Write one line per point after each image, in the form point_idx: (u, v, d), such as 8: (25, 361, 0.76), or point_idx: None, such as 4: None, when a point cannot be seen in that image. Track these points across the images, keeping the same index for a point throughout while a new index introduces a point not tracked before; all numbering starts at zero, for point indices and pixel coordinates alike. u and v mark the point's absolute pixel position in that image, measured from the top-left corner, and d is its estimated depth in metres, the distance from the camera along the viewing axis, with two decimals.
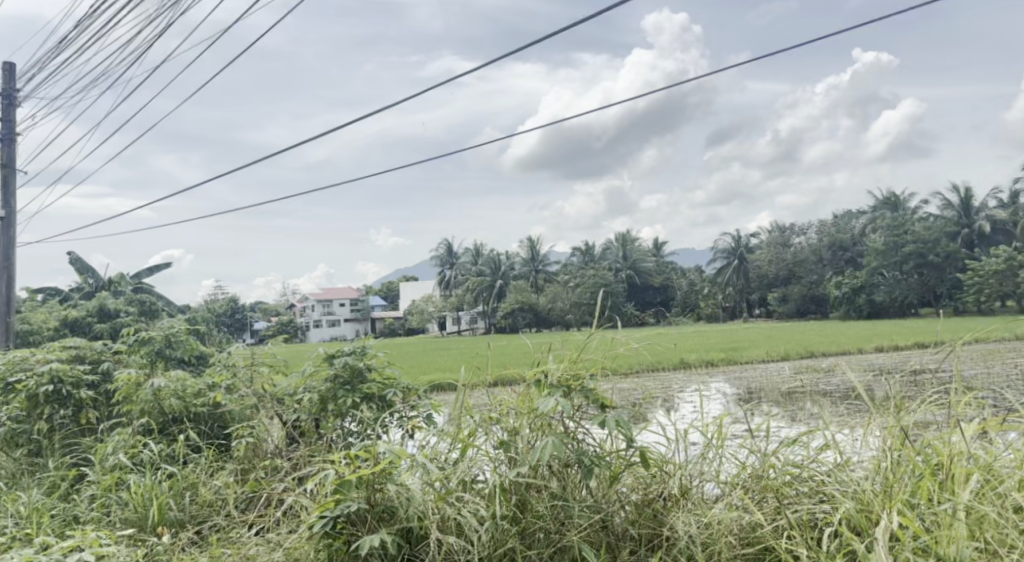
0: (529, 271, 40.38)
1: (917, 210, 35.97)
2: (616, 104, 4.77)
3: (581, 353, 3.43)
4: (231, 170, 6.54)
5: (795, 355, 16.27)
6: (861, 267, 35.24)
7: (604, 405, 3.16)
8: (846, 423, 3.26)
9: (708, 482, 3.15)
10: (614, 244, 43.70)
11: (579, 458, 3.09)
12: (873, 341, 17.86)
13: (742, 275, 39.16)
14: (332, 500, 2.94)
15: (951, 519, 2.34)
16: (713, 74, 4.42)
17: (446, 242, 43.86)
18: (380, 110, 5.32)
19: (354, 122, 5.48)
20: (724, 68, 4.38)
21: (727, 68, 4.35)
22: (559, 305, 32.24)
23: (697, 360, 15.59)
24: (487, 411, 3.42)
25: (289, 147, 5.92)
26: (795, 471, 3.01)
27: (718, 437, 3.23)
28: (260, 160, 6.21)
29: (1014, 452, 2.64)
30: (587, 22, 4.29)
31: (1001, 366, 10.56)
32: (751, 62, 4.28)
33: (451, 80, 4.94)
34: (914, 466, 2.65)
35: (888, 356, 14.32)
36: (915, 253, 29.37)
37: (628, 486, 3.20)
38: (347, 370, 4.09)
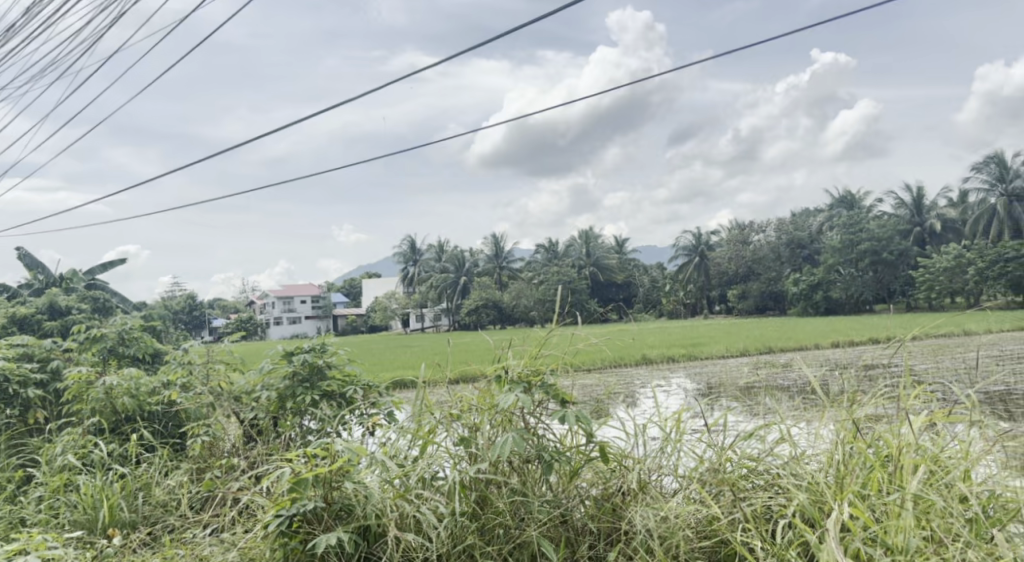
0: (492, 268, 40.19)
1: (871, 209, 36.89)
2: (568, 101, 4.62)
3: (541, 348, 3.44)
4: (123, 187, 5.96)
5: (753, 350, 16.56)
6: (818, 264, 35.87)
7: (563, 400, 3.18)
8: (802, 417, 3.32)
9: (666, 477, 3.20)
10: (577, 241, 43.92)
11: (539, 454, 3.11)
12: (829, 336, 18.22)
13: (702, 272, 39.79)
14: (288, 499, 2.90)
15: (899, 509, 2.38)
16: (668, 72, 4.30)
17: (409, 239, 43.43)
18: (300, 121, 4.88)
19: (266, 137, 5.00)
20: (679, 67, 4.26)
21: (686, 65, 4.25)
22: (524, 303, 32.15)
23: (657, 357, 15.76)
24: (447, 407, 3.40)
25: (197, 162, 5.39)
26: (751, 465, 3.07)
27: (676, 431, 3.27)
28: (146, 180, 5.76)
29: (959, 442, 2.71)
30: (537, 22, 4.13)
31: (949, 361, 10.91)
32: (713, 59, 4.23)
33: (388, 85, 4.61)
34: (865, 459, 2.69)
35: (842, 352, 14.67)
36: (870, 251, 30.09)
37: (587, 481, 3.24)
38: (306, 368, 4.05)
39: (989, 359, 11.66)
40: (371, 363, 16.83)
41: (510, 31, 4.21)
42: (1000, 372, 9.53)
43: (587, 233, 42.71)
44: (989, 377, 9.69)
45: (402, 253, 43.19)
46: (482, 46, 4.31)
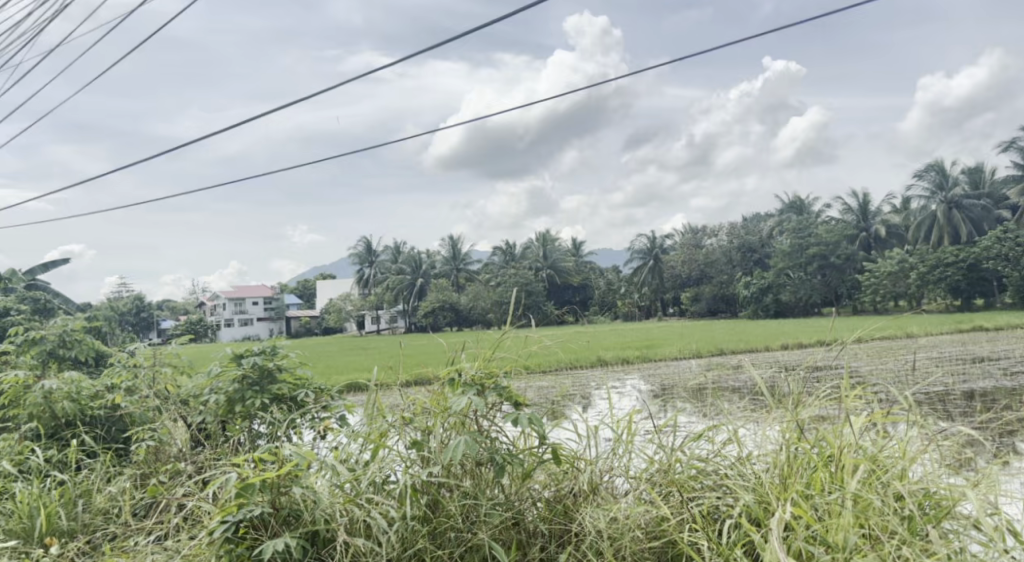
0: (449, 270, 40.17)
1: (820, 214, 37.91)
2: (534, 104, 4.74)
3: (494, 351, 3.45)
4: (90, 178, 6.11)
5: (705, 352, 16.88)
6: (768, 269, 36.65)
7: (517, 402, 3.20)
8: (748, 419, 3.39)
9: (617, 478, 3.24)
10: (534, 243, 44.11)
11: (491, 456, 3.11)
12: (779, 338, 18.62)
13: (657, 275, 40.40)
14: (234, 504, 2.84)
15: (840, 508, 2.44)
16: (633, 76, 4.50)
17: (365, 240, 43.04)
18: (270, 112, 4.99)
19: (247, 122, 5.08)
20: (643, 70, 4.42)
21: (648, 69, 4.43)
22: (480, 305, 32.09)
23: (613, 358, 15.92)
24: (400, 410, 3.39)
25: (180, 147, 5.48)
26: (700, 466, 3.13)
27: (628, 433, 3.31)
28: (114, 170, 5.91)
29: (900, 442, 2.80)
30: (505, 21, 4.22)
31: (892, 362, 11.30)
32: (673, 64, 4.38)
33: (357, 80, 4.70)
34: (809, 459, 2.76)
35: (791, 354, 15.08)
36: (819, 255, 30.84)
37: (540, 483, 3.27)
38: (256, 371, 3.99)
39: (929, 361, 12.08)
40: (325, 366, 16.68)
41: (476, 29, 4.33)
42: (938, 374, 9.91)
43: (544, 236, 42.91)
44: (929, 377, 10.07)
45: (358, 254, 42.80)
46: (446, 44, 4.41)
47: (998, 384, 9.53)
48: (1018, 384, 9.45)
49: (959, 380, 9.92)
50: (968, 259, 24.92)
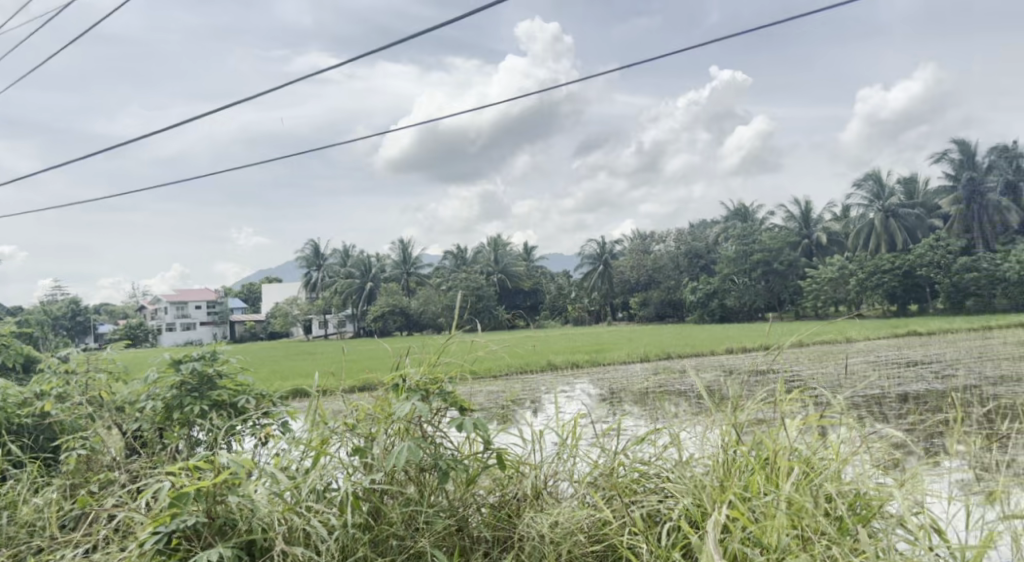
0: (399, 273, 39.99)
1: (763, 221, 38.82)
2: (508, 98, 5.68)
3: (440, 356, 3.43)
4: (105, 148, 6.83)
5: (653, 356, 17.08)
6: (713, 274, 37.35)
7: (462, 407, 3.19)
8: (689, 423, 3.43)
9: (561, 482, 3.27)
10: (486, 248, 44.11)
11: (435, 462, 3.09)
12: (724, 343, 18.93)
13: (606, 280, 40.73)
14: (166, 514, 2.76)
15: (775, 511, 2.48)
16: (595, 77, 5.44)
17: (313, 242, 42.45)
18: (283, 86, 5.87)
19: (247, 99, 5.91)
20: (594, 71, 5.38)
21: (607, 71, 5.43)
22: (431, 309, 31.89)
23: (563, 362, 16.03)
24: (342, 417, 3.37)
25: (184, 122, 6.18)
26: (642, 469, 3.17)
27: (572, 437, 3.32)
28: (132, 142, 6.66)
29: (834, 445, 2.87)
30: (458, 20, 5.05)
31: (832, 367, 11.67)
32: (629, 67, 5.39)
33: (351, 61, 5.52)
34: (747, 462, 2.82)
35: (736, 358, 15.40)
36: (762, 262, 31.61)
37: (485, 488, 3.29)
38: (195, 377, 3.90)
39: (866, 365, 12.46)
40: (264, 371, 16.38)
41: (432, 28, 5.23)
42: (874, 377, 10.24)
43: (495, 240, 43.02)
44: (865, 381, 10.40)
45: (305, 258, 42.15)
46: (423, 34, 5.26)
47: (929, 386, 9.91)
48: (948, 387, 9.81)
49: (894, 383, 10.25)
50: (903, 266, 25.95)
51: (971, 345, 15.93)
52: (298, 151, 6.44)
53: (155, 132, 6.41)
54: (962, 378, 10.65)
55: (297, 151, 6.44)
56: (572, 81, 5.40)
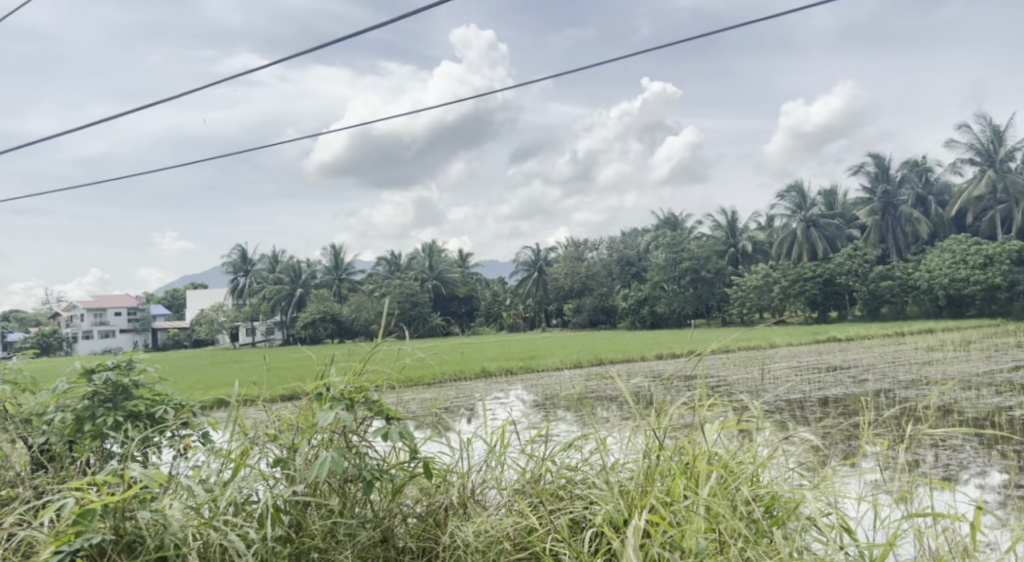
0: (331, 280, 39.60)
1: (692, 230, 39.76)
2: (454, 102, 5.89)
3: (366, 364, 3.37)
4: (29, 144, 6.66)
5: (585, 362, 17.24)
6: (645, 281, 38.13)
7: (388, 416, 3.15)
8: (615, 428, 3.47)
9: (488, 490, 3.26)
10: (420, 254, 43.74)
11: (361, 471, 3.04)
12: (654, 349, 19.26)
13: (541, 287, 40.95)
14: (70, 532, 2.63)
15: (694, 516, 2.53)
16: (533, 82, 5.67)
17: (240, 248, 41.16)
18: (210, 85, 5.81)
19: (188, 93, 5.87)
20: (541, 78, 5.63)
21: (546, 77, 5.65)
22: (364, 316, 31.48)
23: (496, 369, 16.01)
24: (264, 428, 3.29)
25: (122, 114, 6.11)
26: (570, 475, 3.19)
27: (500, 444, 3.31)
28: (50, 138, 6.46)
29: (753, 447, 2.94)
30: (397, 21, 4.98)
31: (755, 372, 12.14)
32: (561, 76, 5.64)
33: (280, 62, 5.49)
34: (670, 467, 2.87)
35: (665, 363, 15.67)
36: (691, 269, 32.34)
37: (412, 497, 3.26)
38: (109, 387, 3.73)
39: (788, 370, 12.81)
40: (182, 382, 15.63)
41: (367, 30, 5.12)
42: (796, 384, 10.57)
43: (430, 246, 42.30)
44: (785, 386, 10.81)
45: (232, 263, 40.97)
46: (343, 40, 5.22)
47: (847, 390, 10.28)
48: (864, 391, 10.22)
49: (815, 387, 10.61)
50: (823, 274, 27.17)
51: (886, 350, 16.65)
52: (241, 154, 6.51)
53: (84, 126, 6.29)
54: (878, 383, 11.04)
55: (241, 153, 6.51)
56: (515, 87, 5.62)
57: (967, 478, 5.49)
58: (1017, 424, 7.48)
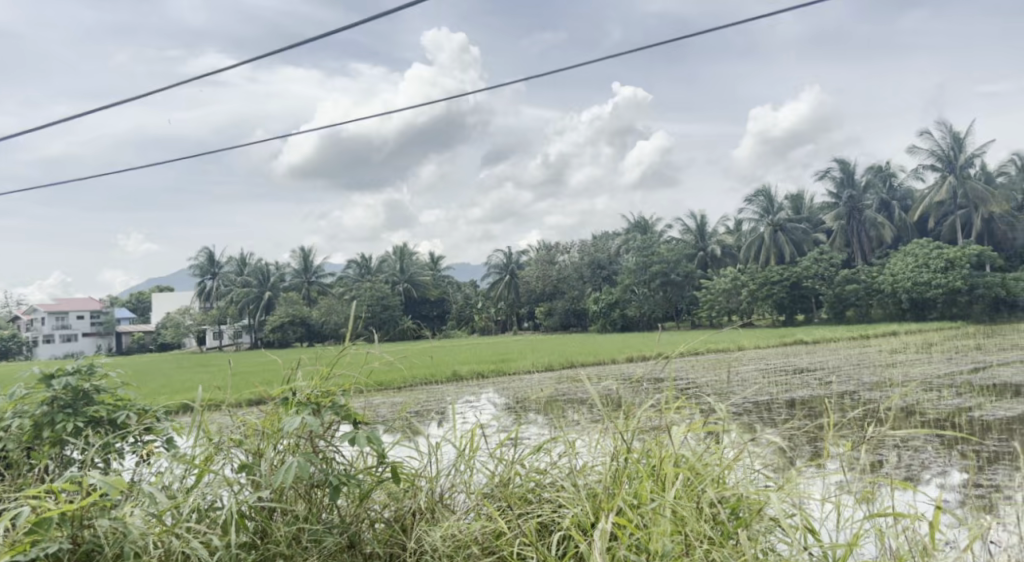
0: (300, 282, 39.52)
1: (662, 233, 40.07)
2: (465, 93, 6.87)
3: (333, 369, 3.34)
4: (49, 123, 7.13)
5: (557, 366, 17.29)
6: (615, 285, 38.35)
7: (355, 421, 3.12)
8: (584, 431, 3.47)
9: (456, 494, 3.24)
10: (390, 257, 43.47)
11: (326, 477, 3.00)
12: (624, 352, 19.38)
13: (513, 290, 40.98)
14: (25, 542, 2.57)
15: (660, 518, 2.54)
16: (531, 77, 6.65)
17: (207, 250, 40.37)
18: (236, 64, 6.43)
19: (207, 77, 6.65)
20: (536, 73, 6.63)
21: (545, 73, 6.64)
22: (335, 320, 31.23)
23: (467, 373, 15.97)
24: (228, 433, 3.25)
25: (159, 88, 6.81)
26: (538, 478, 3.19)
27: (469, 448, 3.30)
28: (75, 115, 6.96)
29: (719, 449, 2.96)
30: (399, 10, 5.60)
31: (723, 374, 12.32)
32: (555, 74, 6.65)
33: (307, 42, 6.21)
34: (637, 469, 2.88)
35: (636, 367, 15.75)
36: (661, 273, 32.60)
37: (379, 503, 3.24)
38: (69, 392, 3.65)
39: (757, 373, 12.95)
40: (144, 387, 15.27)
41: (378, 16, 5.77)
42: (764, 387, 10.67)
43: (401, 249, 41.92)
44: (754, 388, 10.95)
45: (199, 265, 40.39)
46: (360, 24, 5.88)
47: (814, 392, 10.41)
48: (830, 393, 10.37)
49: (783, 390, 10.72)
50: (791, 278, 27.29)
51: (851, 353, 16.92)
52: (273, 137, 7.35)
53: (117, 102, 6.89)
54: (843, 385, 11.21)
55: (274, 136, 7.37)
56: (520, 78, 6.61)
57: (928, 478, 5.59)
58: (976, 425, 7.66)
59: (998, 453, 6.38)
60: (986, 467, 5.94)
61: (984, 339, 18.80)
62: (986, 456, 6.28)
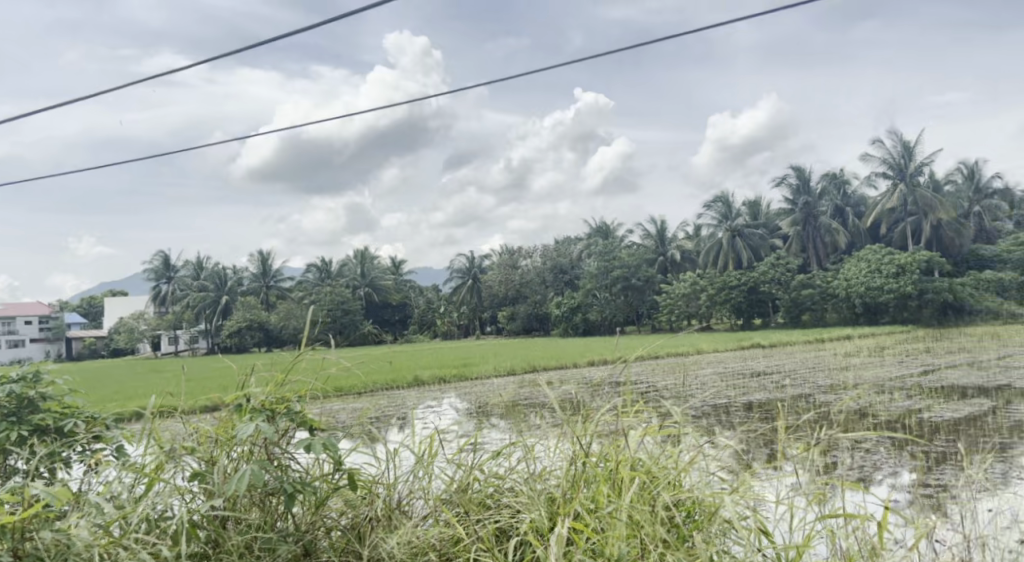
0: (258, 287, 38.91)
1: (623, 238, 40.41)
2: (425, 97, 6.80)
3: (288, 375, 3.27)
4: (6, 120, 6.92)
5: (519, 370, 17.26)
6: (577, 289, 38.52)
7: (311, 428, 3.06)
8: (543, 435, 3.46)
9: (413, 501, 3.21)
10: (351, 261, 43.03)
11: (281, 485, 2.95)
12: (585, 356, 19.45)
13: (476, 294, 40.98)
14: None
15: (616, 522, 2.55)
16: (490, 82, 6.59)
17: (162, 254, 39.62)
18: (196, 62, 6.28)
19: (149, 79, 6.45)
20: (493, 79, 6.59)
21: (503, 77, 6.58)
22: (293, 325, 30.76)
23: (429, 378, 15.85)
24: (181, 439, 3.19)
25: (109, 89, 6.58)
26: (497, 484, 3.17)
27: (428, 454, 3.27)
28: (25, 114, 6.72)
29: (676, 454, 2.98)
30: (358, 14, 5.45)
31: (683, 378, 12.45)
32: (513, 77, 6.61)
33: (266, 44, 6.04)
34: (595, 474, 2.88)
35: (596, 371, 15.81)
36: (622, 277, 32.85)
37: (336, 510, 3.21)
38: (14, 400, 3.55)
39: (715, 376, 13.08)
40: (93, 394, 14.80)
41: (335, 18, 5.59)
42: (723, 390, 10.77)
43: (362, 253, 41.50)
44: (713, 391, 11.08)
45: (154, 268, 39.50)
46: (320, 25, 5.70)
47: (771, 396, 10.54)
48: (786, 396, 10.52)
49: (741, 393, 10.84)
50: (748, 282, 27.79)
51: (807, 356, 17.22)
52: (229, 142, 7.22)
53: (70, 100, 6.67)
54: (799, 388, 11.41)
55: (229, 141, 7.23)
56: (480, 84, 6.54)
57: (880, 479, 5.71)
58: (925, 426, 7.87)
59: (946, 453, 6.55)
60: (935, 467, 6.09)
61: (935, 343, 19.31)
62: (934, 456, 6.45)
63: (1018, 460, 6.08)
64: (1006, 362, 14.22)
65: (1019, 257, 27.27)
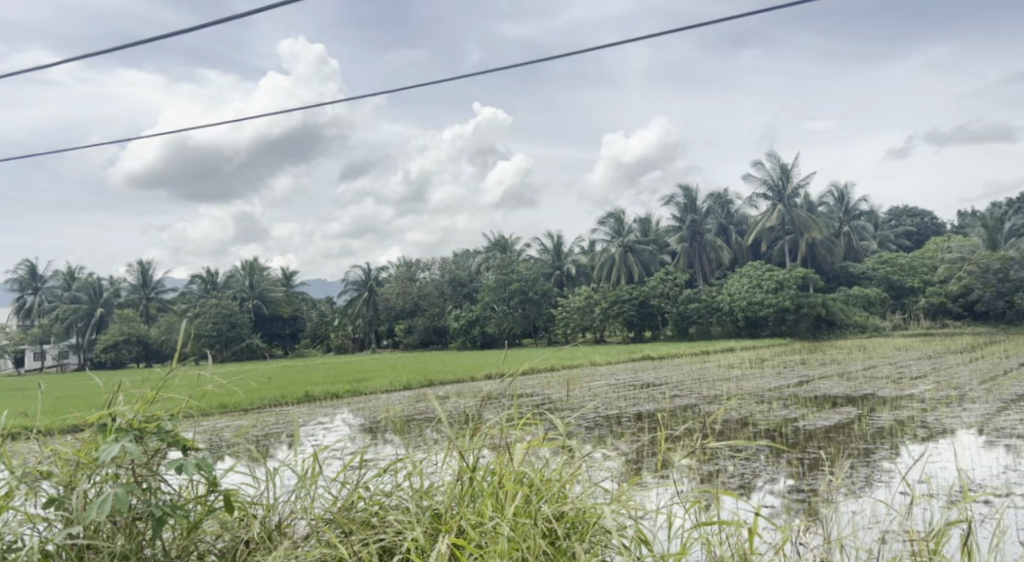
0: (138, 298, 36.64)
1: (521, 252, 40.77)
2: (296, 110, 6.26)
3: (158, 392, 3.05)
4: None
5: (416, 384, 16.99)
6: (476, 302, 38.44)
7: (184, 447, 2.89)
8: (430, 450, 3.38)
9: (295, 521, 3.09)
10: (239, 272, 41.36)
11: (149, 509, 2.76)
12: (482, 369, 19.39)
13: (371, 307, 40.17)
14: None
15: (499, 537, 2.53)
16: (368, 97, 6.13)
17: (30, 262, 37.05)
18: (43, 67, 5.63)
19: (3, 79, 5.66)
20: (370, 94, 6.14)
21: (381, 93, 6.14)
22: (174, 339, 29.23)
23: (321, 394, 15.39)
24: (36, 463, 2.93)
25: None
26: (382, 502, 3.08)
27: (311, 472, 3.14)
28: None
29: (563, 468, 2.97)
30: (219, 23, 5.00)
31: (577, 390, 12.63)
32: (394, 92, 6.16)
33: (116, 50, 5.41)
34: (480, 489, 2.83)
35: (492, 384, 15.80)
36: (519, 290, 32.95)
37: (211, 533, 3.05)
38: None
39: (607, 388, 13.29)
40: None
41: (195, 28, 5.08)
42: (615, 402, 11.01)
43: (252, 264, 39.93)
44: (605, 403, 11.30)
45: (19, 279, 36.61)
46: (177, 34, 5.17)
47: (659, 406, 10.83)
48: (675, 406, 10.83)
49: (632, 404, 11.09)
50: (639, 296, 28.66)
51: (695, 368, 17.80)
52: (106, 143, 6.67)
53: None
54: (685, 399, 11.75)
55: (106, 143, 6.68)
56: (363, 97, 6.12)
57: (759, 485, 5.96)
58: (799, 434, 8.30)
59: (818, 459, 6.90)
60: (808, 473, 6.41)
61: (808, 355, 20.44)
62: (807, 463, 6.80)
63: (880, 464, 6.46)
64: (871, 371, 15.20)
65: (883, 274, 29.30)
